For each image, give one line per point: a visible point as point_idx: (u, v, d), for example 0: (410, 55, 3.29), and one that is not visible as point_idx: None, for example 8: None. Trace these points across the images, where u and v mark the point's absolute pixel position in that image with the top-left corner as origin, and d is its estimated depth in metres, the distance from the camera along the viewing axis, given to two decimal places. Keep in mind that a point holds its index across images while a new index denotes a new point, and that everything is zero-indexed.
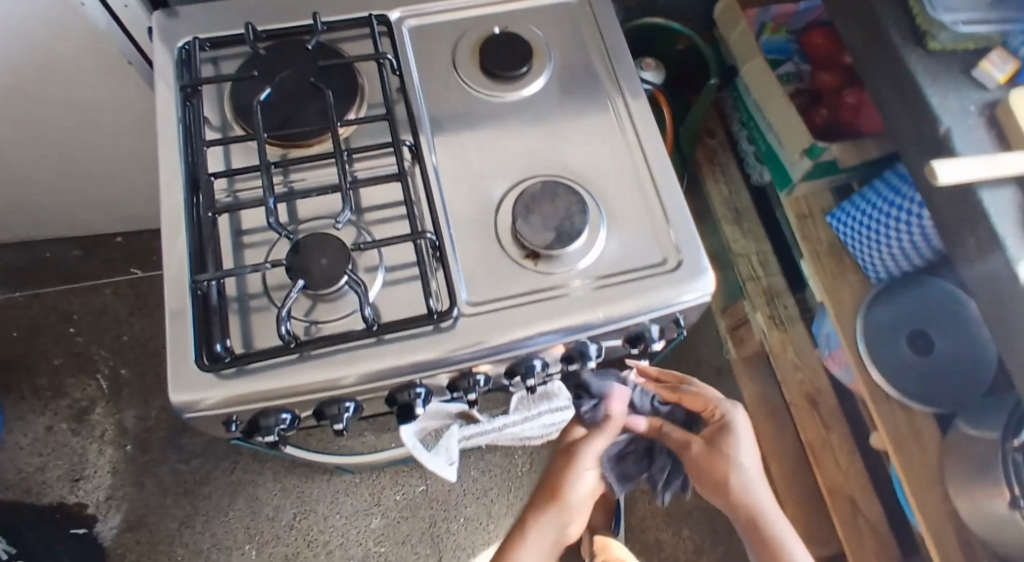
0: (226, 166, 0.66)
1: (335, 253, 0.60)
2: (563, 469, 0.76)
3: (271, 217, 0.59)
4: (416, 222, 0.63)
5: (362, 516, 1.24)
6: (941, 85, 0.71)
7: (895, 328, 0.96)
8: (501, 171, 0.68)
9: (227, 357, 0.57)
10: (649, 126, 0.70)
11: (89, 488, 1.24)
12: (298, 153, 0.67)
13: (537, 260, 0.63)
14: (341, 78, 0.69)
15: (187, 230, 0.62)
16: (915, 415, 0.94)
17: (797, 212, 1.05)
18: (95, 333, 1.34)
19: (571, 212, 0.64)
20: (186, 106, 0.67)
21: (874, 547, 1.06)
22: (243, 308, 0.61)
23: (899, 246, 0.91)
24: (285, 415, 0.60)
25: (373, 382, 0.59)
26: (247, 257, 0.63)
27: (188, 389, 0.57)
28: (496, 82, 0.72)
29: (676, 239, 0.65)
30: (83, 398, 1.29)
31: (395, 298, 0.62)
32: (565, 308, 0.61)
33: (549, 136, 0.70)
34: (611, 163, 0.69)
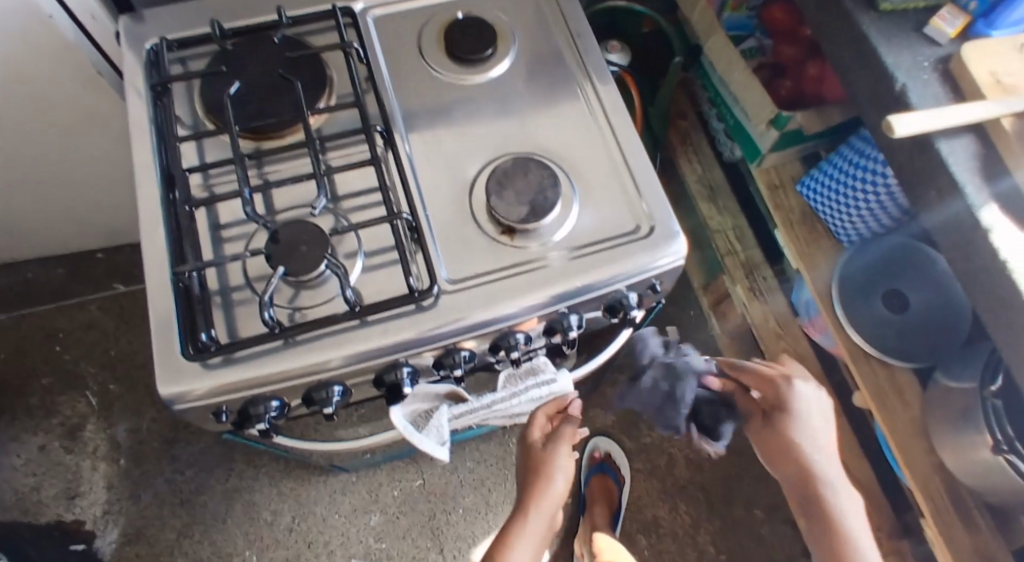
0: (201, 161, 0.67)
1: (313, 240, 0.61)
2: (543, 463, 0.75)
3: (248, 207, 0.60)
4: (392, 206, 0.64)
5: (361, 513, 1.24)
6: (894, 43, 0.73)
7: (868, 287, 0.99)
8: (473, 152, 0.69)
9: (213, 346, 0.58)
10: (615, 100, 0.72)
11: (86, 504, 1.24)
12: (272, 145, 0.68)
13: (513, 235, 0.65)
14: (310, 70, 0.70)
15: (165, 223, 0.63)
16: (895, 371, 0.97)
17: (769, 182, 1.07)
18: (82, 350, 1.33)
19: (543, 185, 0.65)
20: (157, 105, 0.68)
21: (865, 506, 1.08)
22: (226, 301, 0.62)
23: (866, 207, 0.94)
24: (274, 402, 0.60)
25: (358, 364, 0.60)
26: (226, 250, 0.64)
27: (175, 381, 0.57)
28: (463, 66, 0.73)
29: (648, 207, 0.66)
30: (74, 416, 1.29)
31: (376, 281, 0.63)
32: (543, 280, 0.63)
33: (517, 116, 0.71)
34: (581, 138, 0.70)
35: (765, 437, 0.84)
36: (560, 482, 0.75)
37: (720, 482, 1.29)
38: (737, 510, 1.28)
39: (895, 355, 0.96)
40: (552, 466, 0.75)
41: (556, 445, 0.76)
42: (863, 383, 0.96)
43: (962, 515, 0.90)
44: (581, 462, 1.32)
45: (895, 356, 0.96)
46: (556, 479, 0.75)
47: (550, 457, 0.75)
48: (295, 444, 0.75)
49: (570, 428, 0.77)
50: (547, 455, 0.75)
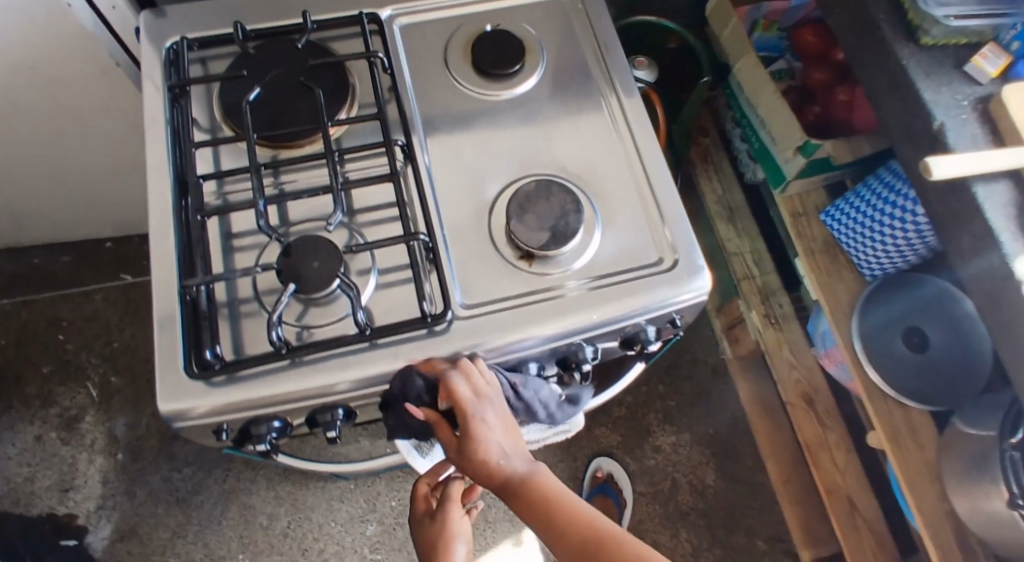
0: (216, 168, 0.65)
1: (326, 256, 0.58)
2: (432, 540, 0.66)
3: (261, 219, 0.58)
4: (408, 224, 0.62)
5: (358, 522, 1.22)
6: (933, 79, 0.71)
7: (888, 325, 0.96)
8: (494, 170, 0.67)
9: (217, 364, 0.56)
10: (643, 122, 0.69)
11: (79, 498, 1.22)
12: (289, 154, 0.65)
13: (532, 261, 0.63)
14: (331, 77, 0.68)
15: (175, 230, 0.61)
16: (911, 412, 0.94)
17: (791, 209, 1.04)
18: (84, 340, 1.32)
19: (565, 210, 0.63)
20: (175, 106, 0.66)
21: (871, 546, 1.06)
22: (233, 313, 0.60)
23: (891, 243, 0.91)
24: (277, 422, 0.58)
25: (368, 387, 0.58)
26: (237, 261, 0.62)
27: (176, 398, 0.55)
28: (489, 81, 0.71)
29: (671, 238, 0.64)
30: (73, 407, 1.27)
31: (388, 301, 0.61)
32: (560, 309, 0.60)
33: (543, 132, 0.69)
34: (605, 161, 0.68)
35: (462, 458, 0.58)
36: (462, 551, 0.67)
37: (724, 510, 1.27)
38: (739, 539, 1.26)
39: (914, 397, 0.93)
40: (451, 538, 0.66)
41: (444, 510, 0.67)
42: (877, 421, 0.94)
43: None
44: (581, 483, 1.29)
45: (914, 398, 0.93)
46: (457, 551, 0.66)
47: (448, 525, 0.66)
48: (295, 463, 0.74)
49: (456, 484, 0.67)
50: (440, 530, 0.66)
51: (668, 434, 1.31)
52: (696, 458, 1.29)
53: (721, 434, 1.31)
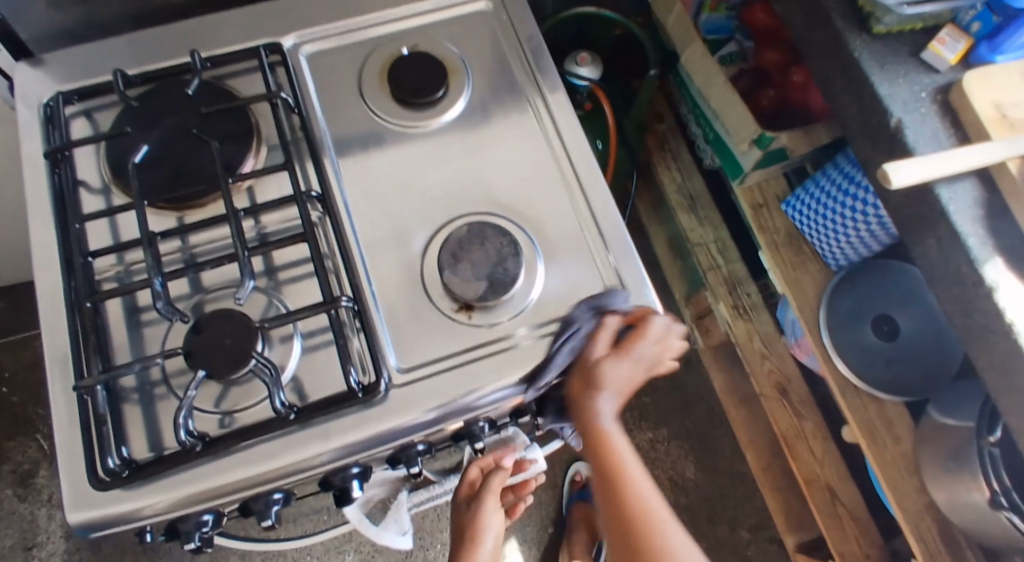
0: (115, 240, 0.59)
1: (239, 333, 0.53)
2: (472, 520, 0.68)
3: (159, 300, 0.52)
4: (329, 286, 0.56)
5: (335, 553, 1.19)
6: (888, 71, 0.66)
7: (858, 314, 0.91)
8: (421, 211, 0.61)
9: (125, 470, 0.51)
10: (581, 141, 0.64)
11: (43, 555, 1.18)
12: (195, 215, 0.60)
13: (471, 312, 0.58)
14: (232, 123, 0.61)
15: (67, 318, 0.55)
16: (885, 404, 0.90)
17: (751, 201, 0.99)
18: (30, 391, 1.25)
19: (502, 254, 0.58)
20: (56, 172, 0.60)
21: (855, 534, 1.05)
22: (145, 399, 0.54)
23: (854, 234, 0.87)
24: (207, 516, 0.53)
25: (334, 461, 0.54)
26: (147, 338, 0.56)
27: (87, 508, 0.50)
28: (411, 110, 0.65)
29: (619, 272, 0.59)
30: (26, 461, 1.21)
31: (315, 369, 0.56)
32: (505, 366, 0.56)
33: (473, 162, 0.63)
34: (544, 189, 0.62)
35: (595, 391, 0.57)
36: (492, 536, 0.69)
37: (704, 504, 1.26)
38: (722, 531, 1.25)
39: (887, 389, 0.90)
40: (481, 528, 0.68)
41: (481, 504, 0.67)
42: (851, 418, 0.90)
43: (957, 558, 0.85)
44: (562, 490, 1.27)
45: (887, 390, 0.90)
46: (486, 537, 0.69)
47: (479, 519, 0.67)
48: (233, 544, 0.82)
49: (496, 485, 0.66)
50: (472, 519, 0.68)
51: (645, 432, 1.29)
52: (675, 452, 1.29)
53: (697, 426, 1.30)
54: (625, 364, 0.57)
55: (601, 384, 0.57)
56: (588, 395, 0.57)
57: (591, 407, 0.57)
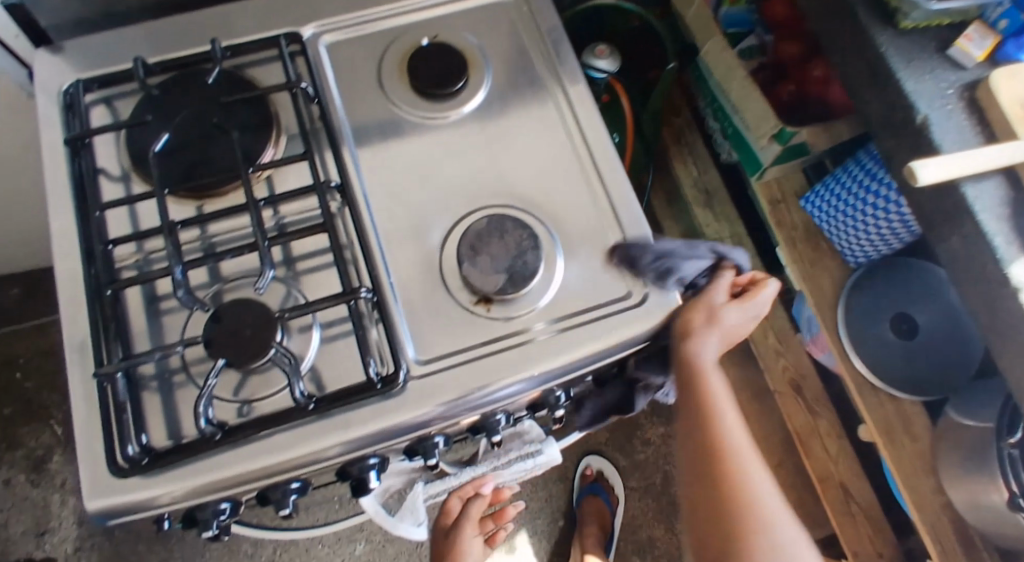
0: (135, 229, 0.59)
1: (258, 322, 0.53)
2: None
3: (181, 289, 0.53)
4: (348, 277, 0.56)
5: (346, 543, 1.19)
6: (914, 67, 0.65)
7: (875, 313, 0.91)
8: (440, 202, 0.61)
9: (145, 457, 0.51)
10: (602, 135, 0.63)
11: (56, 541, 1.18)
12: (215, 204, 0.60)
13: (490, 305, 0.57)
14: (251, 113, 0.61)
15: (88, 306, 0.55)
16: (903, 403, 0.90)
17: (769, 196, 0.98)
18: (44, 377, 1.26)
19: (522, 247, 0.57)
20: (76, 160, 0.60)
21: (868, 533, 1.04)
22: (165, 386, 0.54)
23: (875, 230, 0.86)
24: (225, 504, 0.54)
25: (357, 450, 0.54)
26: (166, 324, 0.57)
27: (105, 495, 0.50)
28: (430, 102, 0.64)
29: (640, 266, 0.58)
30: (39, 447, 1.22)
31: (334, 359, 0.56)
32: (524, 359, 0.56)
33: (493, 154, 0.63)
34: (563, 182, 0.62)
35: (701, 332, 0.57)
36: None
37: None
38: None
39: (905, 388, 0.89)
40: None
41: None
42: (869, 418, 0.89)
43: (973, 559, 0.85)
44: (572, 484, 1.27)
45: (904, 389, 0.89)
46: None
47: None
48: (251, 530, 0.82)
49: None
50: None
51: (657, 427, 1.28)
52: None
53: None
54: (733, 313, 0.59)
55: (711, 322, 0.58)
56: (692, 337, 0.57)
57: (691, 344, 0.57)
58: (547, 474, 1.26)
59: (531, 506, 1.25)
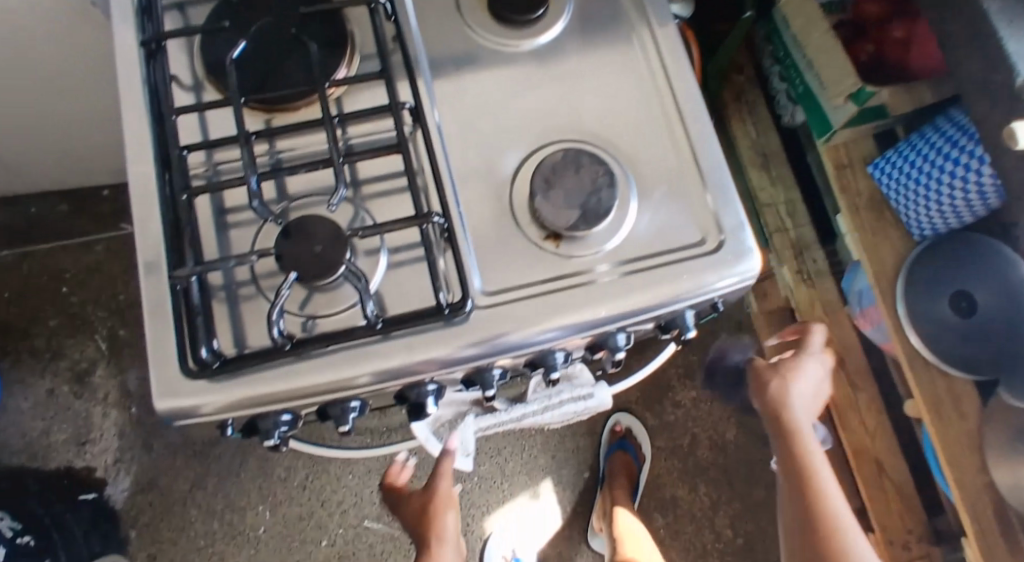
0: (204, 138, 0.59)
1: (329, 240, 0.53)
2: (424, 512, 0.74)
3: (255, 199, 0.52)
4: (420, 201, 0.55)
5: (375, 476, 1.21)
6: (1018, 27, 0.61)
7: (934, 287, 0.86)
8: (514, 134, 0.60)
9: (217, 361, 0.52)
10: (686, 77, 0.60)
11: (96, 451, 1.21)
12: (284, 118, 0.60)
13: (559, 241, 0.56)
14: (328, 28, 0.60)
15: (161, 212, 0.55)
16: (954, 380, 0.88)
17: (836, 160, 0.95)
18: (90, 293, 1.28)
19: (597, 184, 0.56)
20: (151, 64, 0.59)
21: (898, 507, 1.05)
22: (231, 297, 0.55)
23: (948, 203, 0.83)
24: (285, 416, 0.55)
25: (404, 378, 0.54)
26: (232, 240, 0.57)
27: (175, 396, 0.51)
28: (508, 29, 0.62)
29: (717, 213, 0.57)
30: (83, 360, 1.25)
31: (400, 285, 0.56)
32: (587, 299, 0.54)
33: (568, 88, 0.61)
34: (640, 121, 0.60)
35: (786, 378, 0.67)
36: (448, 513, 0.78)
37: (742, 467, 1.26)
38: (757, 495, 1.25)
39: (959, 367, 0.87)
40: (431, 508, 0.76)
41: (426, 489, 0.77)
42: (918, 393, 0.89)
43: (1010, 540, 0.85)
44: (601, 439, 1.27)
45: (958, 367, 0.87)
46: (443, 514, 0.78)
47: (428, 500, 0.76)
48: (311, 449, 0.73)
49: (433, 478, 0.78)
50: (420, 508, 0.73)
51: (689, 390, 1.28)
52: (717, 414, 1.27)
53: None
54: (811, 378, 0.69)
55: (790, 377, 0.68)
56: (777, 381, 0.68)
57: (786, 401, 0.67)
58: (576, 426, 1.27)
59: (558, 456, 1.26)
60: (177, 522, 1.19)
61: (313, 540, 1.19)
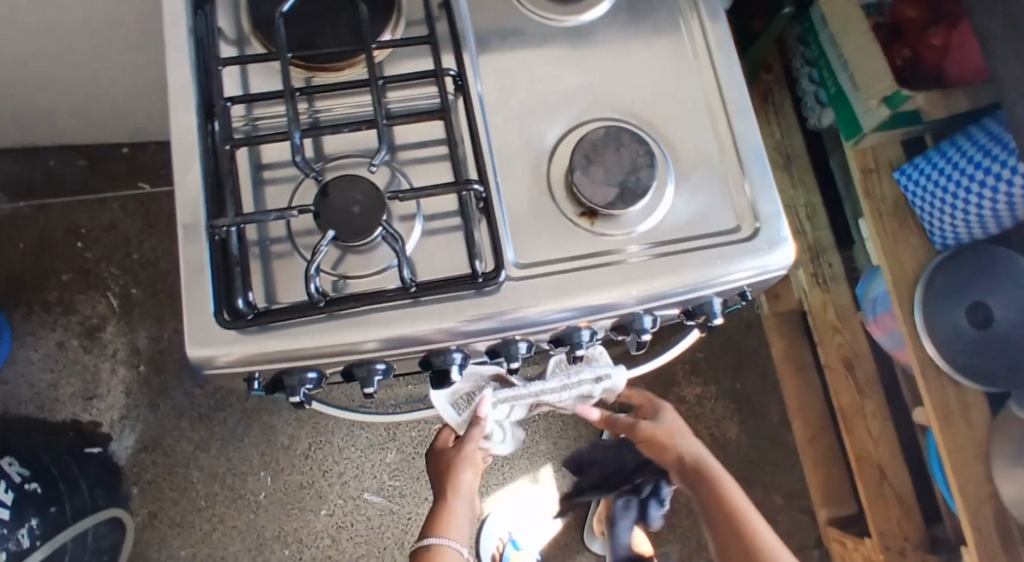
0: (245, 91, 0.59)
1: (368, 200, 0.53)
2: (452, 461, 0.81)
3: (298, 154, 0.52)
4: (460, 169, 0.56)
5: (378, 449, 1.22)
6: None
7: (953, 296, 0.87)
8: (555, 109, 0.60)
9: (250, 313, 0.52)
10: (731, 66, 0.61)
11: (103, 407, 1.22)
12: (325, 78, 0.59)
13: (594, 219, 0.56)
14: None
15: (202, 161, 0.55)
16: (965, 389, 0.89)
17: (862, 164, 0.95)
18: (104, 250, 1.28)
19: (637, 164, 0.56)
20: (197, 14, 0.59)
21: (897, 513, 1.06)
22: (265, 253, 0.55)
23: (974, 213, 0.83)
24: (311, 374, 0.55)
25: (432, 343, 0.54)
26: (268, 195, 0.57)
27: (207, 344, 0.52)
28: (555, 5, 0.63)
29: (753, 201, 0.57)
30: (94, 316, 1.25)
31: (433, 252, 0.56)
32: (619, 278, 0.55)
33: (611, 68, 0.61)
34: (681, 104, 0.60)
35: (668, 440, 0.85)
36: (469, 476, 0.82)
37: (742, 465, 1.26)
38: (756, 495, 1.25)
39: (970, 376, 0.87)
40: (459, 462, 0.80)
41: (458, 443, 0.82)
42: (928, 398, 0.89)
43: (1009, 551, 0.85)
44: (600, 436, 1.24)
45: (969, 377, 0.87)
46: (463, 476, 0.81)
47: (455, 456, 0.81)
48: (333, 411, 0.68)
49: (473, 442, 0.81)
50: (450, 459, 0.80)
51: (694, 386, 1.28)
52: (721, 411, 1.28)
53: (748, 389, 1.28)
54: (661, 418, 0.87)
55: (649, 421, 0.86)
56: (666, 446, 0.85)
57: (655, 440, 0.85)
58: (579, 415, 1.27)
59: (560, 443, 1.26)
60: (179, 482, 1.19)
61: (312, 508, 1.20)
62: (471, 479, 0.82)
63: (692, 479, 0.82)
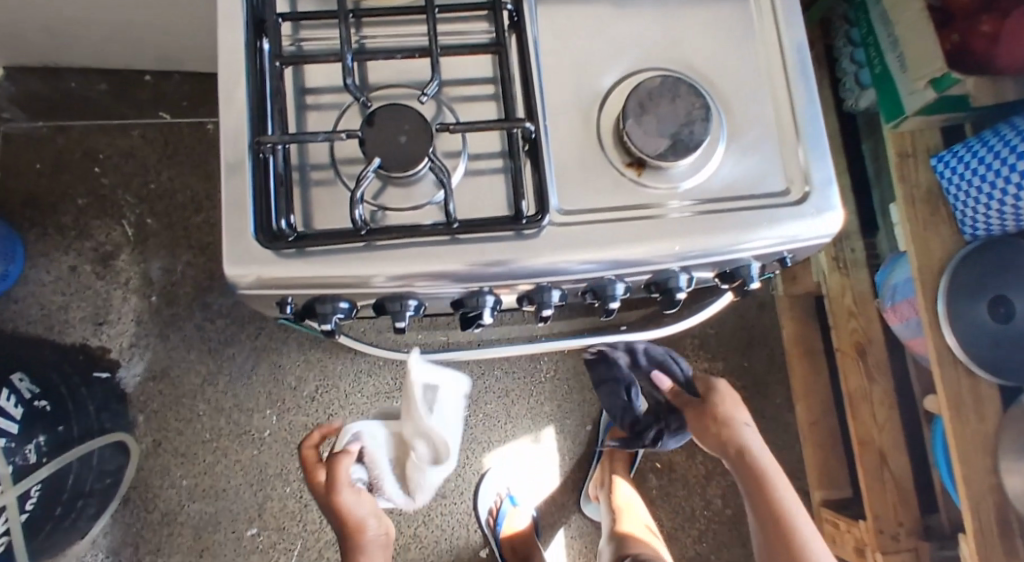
0: (294, 10, 0.57)
1: (416, 130, 0.52)
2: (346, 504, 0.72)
3: (349, 78, 0.52)
4: (512, 108, 0.55)
5: (384, 398, 1.23)
6: None
7: (976, 287, 0.86)
8: (609, 56, 0.59)
9: (290, 235, 0.52)
10: (794, 27, 0.59)
11: (113, 333, 1.21)
12: (376, 4, 0.58)
13: (641, 171, 0.56)
14: None
15: (249, 79, 0.54)
16: (979, 382, 0.89)
17: (900, 148, 0.94)
18: (121, 177, 1.27)
19: (692, 116, 0.55)
20: None
21: (894, 500, 1.06)
22: (305, 179, 0.54)
23: (1010, 204, 0.82)
24: (343, 303, 0.54)
25: (468, 282, 0.54)
26: (311, 121, 0.56)
27: (245, 262, 0.51)
28: None
29: (806, 165, 0.56)
30: (108, 243, 1.24)
31: (476, 191, 0.55)
32: (664, 232, 0.54)
33: (672, 19, 0.60)
34: (739, 61, 0.59)
35: (731, 425, 0.83)
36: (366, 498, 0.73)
37: None
38: None
39: (987, 369, 0.86)
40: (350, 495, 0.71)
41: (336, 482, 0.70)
42: (941, 387, 0.89)
43: (1005, 543, 0.86)
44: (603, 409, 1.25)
45: (986, 369, 0.87)
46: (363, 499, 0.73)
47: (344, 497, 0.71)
48: (352, 343, 0.69)
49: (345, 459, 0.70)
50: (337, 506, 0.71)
51: (702, 361, 1.28)
52: None
53: (755, 368, 1.28)
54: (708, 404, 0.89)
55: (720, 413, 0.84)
56: (729, 430, 0.83)
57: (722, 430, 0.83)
58: (585, 381, 1.27)
59: (563, 406, 1.27)
60: (184, 414, 1.20)
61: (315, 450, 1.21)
62: (375, 530, 0.76)
63: (735, 458, 0.85)
